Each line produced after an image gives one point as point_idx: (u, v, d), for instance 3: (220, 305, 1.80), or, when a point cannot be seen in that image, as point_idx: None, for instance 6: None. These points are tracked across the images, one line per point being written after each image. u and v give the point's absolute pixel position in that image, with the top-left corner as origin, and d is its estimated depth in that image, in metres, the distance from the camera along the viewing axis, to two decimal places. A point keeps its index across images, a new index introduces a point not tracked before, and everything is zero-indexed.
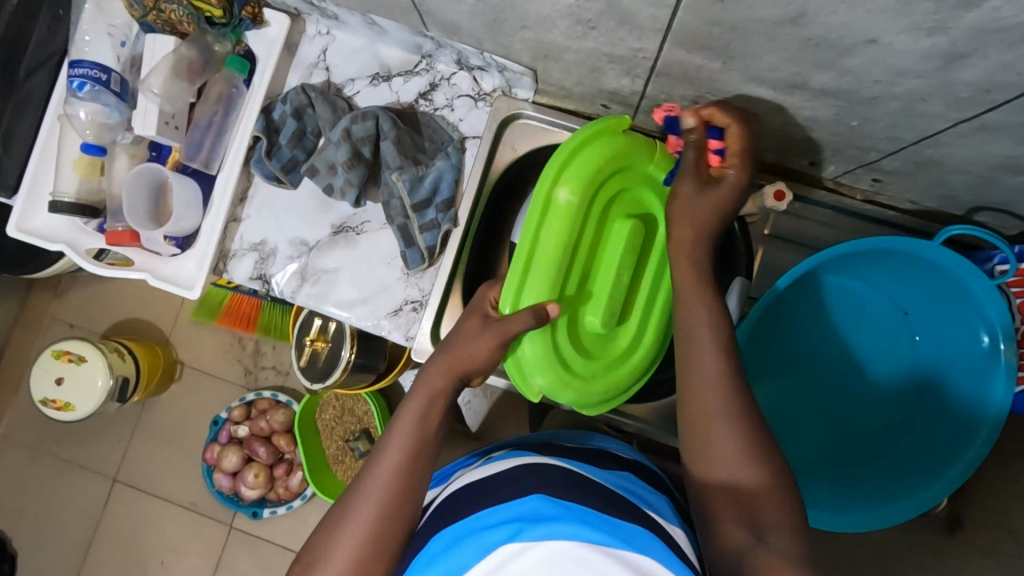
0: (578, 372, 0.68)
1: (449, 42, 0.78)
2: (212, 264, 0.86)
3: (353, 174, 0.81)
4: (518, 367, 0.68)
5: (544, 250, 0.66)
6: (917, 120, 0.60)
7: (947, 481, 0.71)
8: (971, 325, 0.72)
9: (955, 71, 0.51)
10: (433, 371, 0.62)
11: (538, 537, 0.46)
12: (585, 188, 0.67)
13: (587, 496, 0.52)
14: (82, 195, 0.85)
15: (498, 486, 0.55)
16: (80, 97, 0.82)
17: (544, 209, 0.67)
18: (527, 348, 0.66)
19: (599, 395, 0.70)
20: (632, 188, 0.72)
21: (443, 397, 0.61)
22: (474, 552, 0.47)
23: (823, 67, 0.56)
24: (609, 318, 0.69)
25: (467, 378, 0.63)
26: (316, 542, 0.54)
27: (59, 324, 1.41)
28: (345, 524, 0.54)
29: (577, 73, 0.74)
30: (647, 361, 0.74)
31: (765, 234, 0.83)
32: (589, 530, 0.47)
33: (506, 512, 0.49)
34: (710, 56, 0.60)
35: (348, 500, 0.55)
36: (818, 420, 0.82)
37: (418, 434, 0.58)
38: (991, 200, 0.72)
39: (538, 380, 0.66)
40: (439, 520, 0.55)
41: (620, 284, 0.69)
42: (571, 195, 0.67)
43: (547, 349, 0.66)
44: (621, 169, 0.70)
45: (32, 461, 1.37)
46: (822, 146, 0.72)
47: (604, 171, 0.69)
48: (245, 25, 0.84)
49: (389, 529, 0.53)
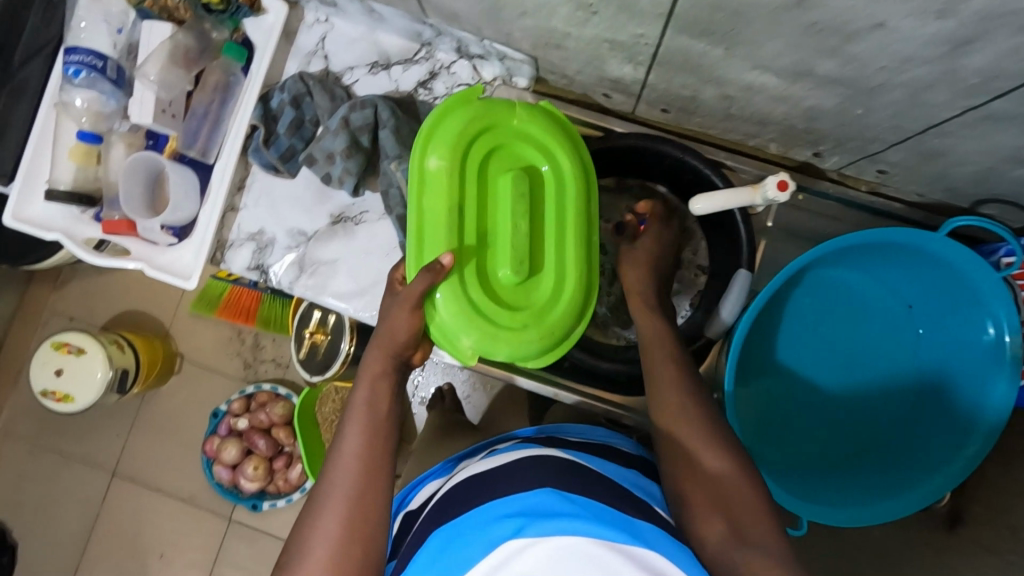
0: (501, 323, 0.66)
1: (449, 29, 0.77)
2: (209, 254, 0.85)
3: (351, 163, 0.80)
4: (442, 335, 0.66)
5: (430, 211, 0.66)
6: (923, 109, 0.59)
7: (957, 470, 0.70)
8: (973, 318, 0.71)
9: (962, 57, 0.50)
10: (371, 360, 0.63)
11: (543, 533, 0.45)
12: (452, 149, 0.66)
13: (590, 490, 0.51)
14: (78, 183, 0.85)
15: (501, 478, 0.54)
16: (76, 84, 0.81)
17: (421, 181, 0.66)
18: (439, 312, 0.65)
19: (530, 345, 0.67)
20: (509, 141, 0.70)
21: (386, 379, 0.62)
22: (478, 549, 0.46)
23: (827, 54, 0.55)
24: (520, 268, 0.66)
25: (402, 356, 0.64)
26: (293, 541, 0.53)
27: (59, 316, 1.40)
28: (317, 522, 0.53)
29: (577, 60, 0.73)
30: (578, 295, 0.70)
31: (767, 226, 0.82)
32: (594, 525, 0.46)
33: (512, 506, 0.49)
34: (712, 42, 0.59)
35: (317, 500, 0.55)
36: (823, 417, 0.79)
37: (371, 423, 0.59)
38: (998, 191, 0.71)
39: (464, 339, 0.65)
40: (440, 516, 0.54)
41: (520, 229, 0.66)
42: (440, 160, 0.66)
43: (458, 307, 0.64)
44: (490, 132, 0.69)
45: (31, 455, 1.37)
46: (825, 136, 0.71)
47: (469, 132, 0.67)
48: (242, 12, 0.83)
49: (366, 520, 0.53)
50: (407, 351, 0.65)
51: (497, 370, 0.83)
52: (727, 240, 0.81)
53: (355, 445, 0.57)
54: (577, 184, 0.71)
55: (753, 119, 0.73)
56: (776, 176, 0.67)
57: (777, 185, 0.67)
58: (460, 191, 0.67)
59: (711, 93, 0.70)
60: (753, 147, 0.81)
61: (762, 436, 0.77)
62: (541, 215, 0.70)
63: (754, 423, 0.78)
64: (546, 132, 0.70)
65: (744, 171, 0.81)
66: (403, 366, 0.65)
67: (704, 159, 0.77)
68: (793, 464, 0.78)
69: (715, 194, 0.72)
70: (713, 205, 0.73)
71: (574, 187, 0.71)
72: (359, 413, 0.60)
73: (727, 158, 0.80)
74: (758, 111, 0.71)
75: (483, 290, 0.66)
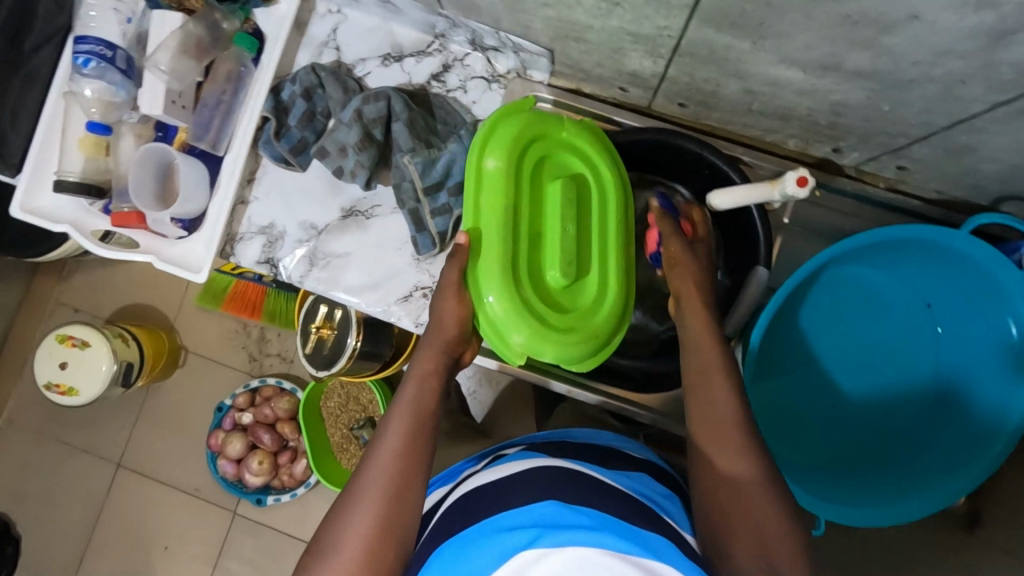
0: (553, 325, 0.65)
1: (465, 21, 0.76)
2: (219, 247, 0.84)
3: (365, 156, 0.79)
4: (493, 331, 0.65)
5: (489, 200, 0.65)
6: (955, 104, 0.58)
7: (982, 468, 0.69)
8: (996, 316, 0.70)
9: (1002, 50, 0.49)
10: (422, 357, 0.64)
11: (559, 543, 0.44)
12: (508, 150, 0.66)
13: (606, 503, 0.50)
14: (88, 174, 0.84)
15: (513, 484, 0.54)
16: (85, 74, 0.80)
17: (476, 179, 0.66)
18: (493, 307, 0.64)
19: (580, 348, 0.66)
20: (555, 152, 0.71)
21: (436, 376, 0.63)
22: (492, 558, 0.46)
23: (860, 47, 0.54)
24: (569, 270, 0.66)
25: (453, 355, 0.65)
26: (326, 529, 0.53)
27: (63, 309, 1.40)
28: (352, 512, 0.52)
29: (597, 53, 0.72)
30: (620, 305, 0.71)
31: (782, 222, 0.81)
32: (611, 537, 0.45)
33: (526, 516, 0.48)
34: (740, 35, 0.58)
35: (353, 490, 0.54)
36: (842, 417, 0.78)
37: (415, 421, 0.58)
38: (1022, 190, 0.70)
39: (515, 335, 0.64)
40: (449, 526, 0.53)
41: (570, 233, 0.67)
42: (496, 160, 0.66)
43: (512, 303, 0.64)
44: (539, 138, 0.70)
45: (36, 446, 1.36)
46: (848, 131, 0.70)
47: (522, 136, 0.68)
48: (254, 2, 0.83)
49: (396, 523, 0.52)
50: (458, 349, 0.66)
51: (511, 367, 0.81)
52: (743, 238, 0.80)
53: (395, 441, 0.57)
54: (617, 197, 0.73)
55: (774, 114, 0.72)
56: (796, 173, 0.66)
57: (797, 181, 0.66)
58: (515, 189, 0.66)
59: (733, 87, 0.69)
60: (770, 143, 0.81)
61: (777, 437, 0.76)
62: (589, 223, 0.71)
63: (769, 424, 0.76)
64: (588, 142, 0.72)
65: (761, 167, 0.80)
66: (450, 365, 0.65)
67: (722, 155, 0.76)
68: (808, 465, 0.77)
69: (735, 191, 0.71)
70: (730, 201, 0.73)
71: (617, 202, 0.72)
72: (406, 409, 0.59)
73: (745, 154, 0.80)
74: (782, 106, 0.69)
75: (533, 289, 0.66)
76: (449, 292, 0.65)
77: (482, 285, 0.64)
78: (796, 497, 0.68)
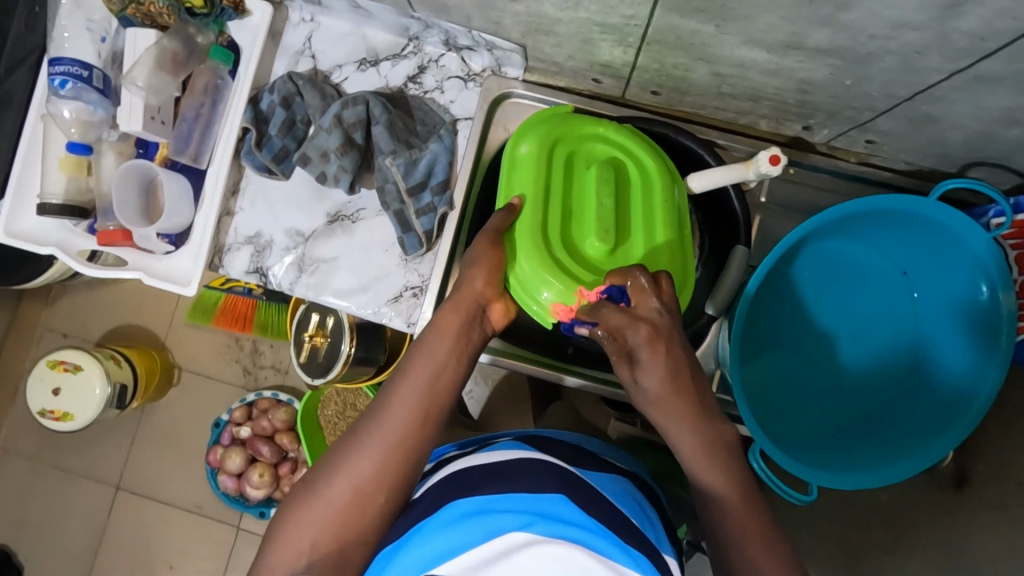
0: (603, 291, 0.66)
1: (437, 21, 0.77)
2: (207, 259, 0.84)
3: (346, 161, 0.80)
4: (523, 291, 0.66)
5: (521, 176, 0.69)
6: (914, 75, 0.60)
7: (968, 421, 0.72)
8: (968, 276, 0.73)
9: (953, 19, 0.51)
10: (447, 312, 0.65)
11: (550, 536, 0.45)
12: (541, 138, 0.70)
13: (601, 503, 0.52)
14: (70, 195, 0.84)
15: (502, 473, 0.54)
16: (62, 95, 0.81)
17: (511, 166, 0.70)
18: (523, 264, 0.66)
19: None
20: (582, 146, 0.72)
21: (459, 337, 0.64)
22: (479, 533, 0.47)
23: (820, 24, 0.56)
24: (607, 236, 0.66)
25: (478, 312, 0.66)
26: (327, 462, 0.57)
27: (53, 334, 1.39)
28: (350, 455, 0.56)
29: (568, 46, 0.73)
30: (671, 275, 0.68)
31: (760, 202, 0.84)
32: (594, 539, 0.47)
33: (521, 503, 0.49)
34: (705, 20, 0.60)
35: (358, 432, 0.58)
36: (829, 391, 0.80)
37: (415, 403, 0.59)
38: (987, 155, 0.72)
39: (547, 293, 0.65)
40: (435, 501, 0.54)
41: (605, 206, 0.67)
42: (529, 147, 0.70)
43: (543, 261, 0.65)
44: (569, 126, 0.72)
45: (32, 473, 1.35)
46: (816, 108, 0.73)
47: (554, 133, 0.71)
48: (226, 15, 0.83)
49: (385, 475, 0.55)
50: (484, 301, 0.67)
51: (500, 359, 0.83)
52: (723, 221, 0.82)
53: (389, 423, 0.57)
54: (662, 181, 0.70)
55: (744, 95, 0.74)
56: (768, 151, 0.68)
57: (770, 160, 0.68)
58: (547, 168, 0.70)
59: (703, 72, 0.71)
60: (743, 125, 0.83)
61: (766, 413, 0.78)
62: (626, 208, 0.70)
63: (758, 400, 0.78)
64: (625, 135, 0.72)
65: (734, 150, 0.82)
66: (475, 324, 0.66)
67: (697, 139, 0.78)
68: (797, 439, 0.78)
69: (710, 172, 0.72)
70: (707, 183, 0.73)
71: (661, 186, 0.70)
72: (408, 396, 0.59)
73: (719, 137, 0.82)
74: (751, 87, 0.71)
75: (565, 252, 0.66)
76: (482, 259, 0.65)
77: (517, 249, 0.66)
78: (782, 465, 0.70)
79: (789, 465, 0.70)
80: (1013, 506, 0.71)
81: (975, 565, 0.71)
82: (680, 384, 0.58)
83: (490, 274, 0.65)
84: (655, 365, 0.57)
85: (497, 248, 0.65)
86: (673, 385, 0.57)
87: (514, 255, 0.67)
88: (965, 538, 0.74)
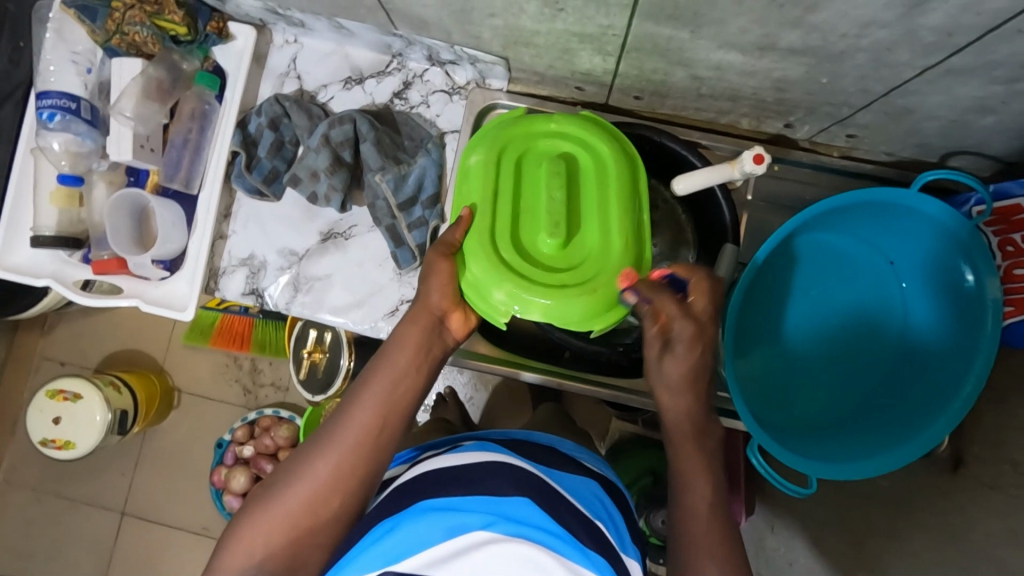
0: (561, 284, 0.64)
1: (419, 38, 0.78)
2: (203, 283, 0.85)
3: (336, 179, 0.81)
4: (476, 294, 0.65)
5: (471, 184, 0.69)
6: (887, 70, 0.62)
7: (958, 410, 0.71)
8: (956, 265, 0.74)
9: (919, 17, 0.52)
10: (410, 328, 0.64)
11: (511, 534, 0.48)
12: (492, 144, 0.69)
13: (562, 504, 0.53)
14: (63, 226, 0.85)
15: (464, 471, 0.55)
16: (51, 128, 0.82)
17: (463, 177, 0.70)
18: (475, 267, 0.64)
19: (583, 308, 0.63)
20: (534, 143, 0.70)
21: (418, 350, 0.63)
22: (442, 530, 0.49)
23: (791, 26, 0.57)
24: (557, 230, 0.64)
25: (439, 324, 0.65)
26: (287, 465, 0.58)
27: (50, 362, 1.39)
28: (309, 460, 0.57)
29: (548, 56, 0.74)
30: (627, 256, 0.65)
31: (747, 200, 0.85)
32: (555, 539, 0.49)
33: (483, 501, 0.51)
34: (678, 26, 0.61)
35: (320, 437, 0.59)
36: (821, 384, 0.81)
37: (376, 415, 0.59)
38: (966, 143, 0.73)
39: (499, 295, 0.63)
40: (392, 504, 0.54)
41: (556, 200, 0.65)
42: (480, 157, 0.69)
43: (493, 264, 0.63)
44: (517, 127, 0.70)
45: (36, 503, 1.35)
46: (795, 106, 0.74)
47: (502, 138, 0.69)
48: (211, 41, 0.84)
49: (341, 482, 0.56)
50: (447, 313, 0.66)
51: (489, 366, 0.83)
52: (711, 224, 0.83)
53: (348, 433, 0.58)
54: (618, 167, 0.68)
55: (724, 96, 0.75)
56: (752, 150, 0.69)
57: (754, 158, 0.69)
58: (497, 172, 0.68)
59: (682, 76, 0.72)
60: (725, 126, 0.84)
61: (760, 405, 0.79)
62: (579, 199, 0.68)
63: (753, 392, 0.80)
64: (579, 127, 0.70)
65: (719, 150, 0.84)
66: (438, 339, 0.65)
67: (678, 141, 0.79)
68: (790, 430, 0.79)
69: (695, 174, 0.72)
70: (691, 185, 0.72)
71: (615, 173, 0.68)
72: (367, 405, 0.59)
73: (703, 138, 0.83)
74: (729, 88, 0.73)
75: (518, 252, 0.65)
76: (440, 271, 0.65)
77: (467, 254, 0.65)
78: (776, 455, 0.71)
79: (781, 453, 0.70)
80: (1008, 485, 0.70)
81: (975, 546, 0.71)
82: (696, 384, 0.61)
83: (446, 288, 0.65)
84: (686, 358, 0.60)
85: (451, 259, 0.65)
86: (691, 385, 0.61)
87: (466, 261, 0.65)
88: (964, 520, 0.74)
